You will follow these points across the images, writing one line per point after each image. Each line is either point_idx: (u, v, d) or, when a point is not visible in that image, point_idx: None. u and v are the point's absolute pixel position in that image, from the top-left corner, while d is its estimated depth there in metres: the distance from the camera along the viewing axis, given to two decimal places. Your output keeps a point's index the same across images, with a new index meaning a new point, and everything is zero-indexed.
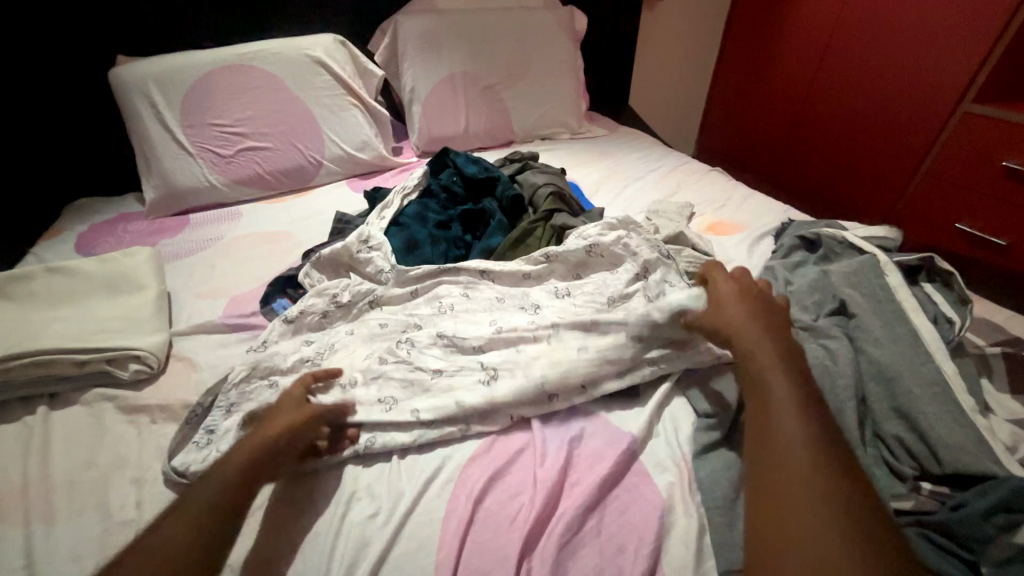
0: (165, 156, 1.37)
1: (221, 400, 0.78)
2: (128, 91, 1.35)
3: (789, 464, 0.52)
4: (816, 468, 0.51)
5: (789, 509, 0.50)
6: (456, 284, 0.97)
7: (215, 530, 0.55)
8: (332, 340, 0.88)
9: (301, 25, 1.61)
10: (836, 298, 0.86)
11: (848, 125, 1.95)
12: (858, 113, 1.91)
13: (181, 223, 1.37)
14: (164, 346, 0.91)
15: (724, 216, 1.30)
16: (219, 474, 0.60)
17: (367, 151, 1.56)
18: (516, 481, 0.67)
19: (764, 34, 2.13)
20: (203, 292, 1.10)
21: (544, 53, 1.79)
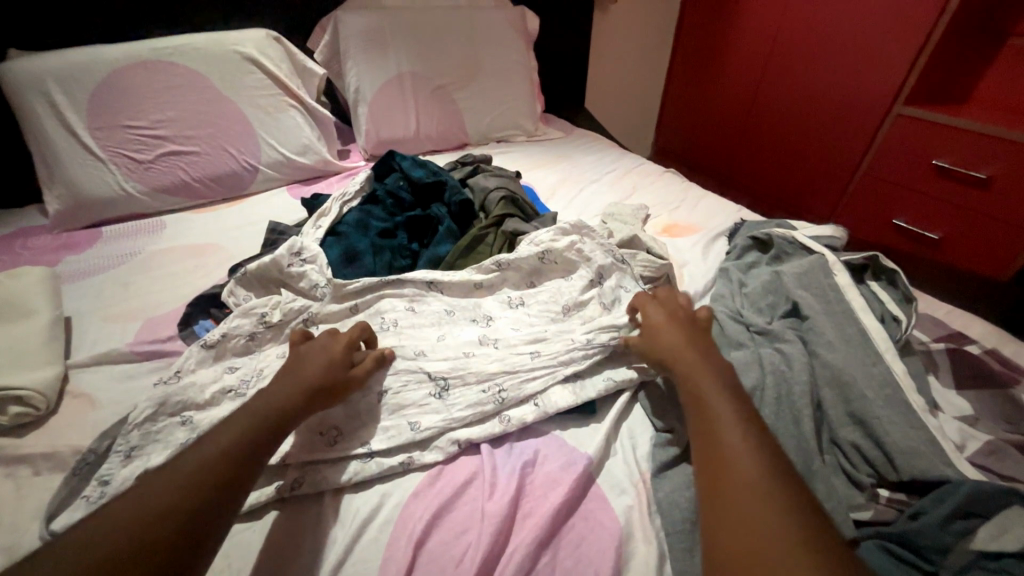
0: (69, 162, 1.22)
1: (119, 444, 0.67)
2: (21, 89, 1.19)
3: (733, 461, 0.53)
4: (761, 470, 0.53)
5: (735, 505, 0.51)
6: (400, 297, 0.89)
7: (195, 506, 0.50)
8: (260, 366, 0.78)
9: (230, 19, 1.49)
10: (789, 300, 0.85)
11: (793, 128, 2.01)
12: (801, 117, 1.98)
13: (91, 237, 1.21)
14: (56, 382, 0.78)
15: (679, 217, 1.29)
16: (204, 445, 0.56)
17: (309, 155, 1.46)
18: (462, 517, 0.60)
19: (713, 38, 2.17)
20: (111, 314, 0.97)
21: (496, 53, 1.74)
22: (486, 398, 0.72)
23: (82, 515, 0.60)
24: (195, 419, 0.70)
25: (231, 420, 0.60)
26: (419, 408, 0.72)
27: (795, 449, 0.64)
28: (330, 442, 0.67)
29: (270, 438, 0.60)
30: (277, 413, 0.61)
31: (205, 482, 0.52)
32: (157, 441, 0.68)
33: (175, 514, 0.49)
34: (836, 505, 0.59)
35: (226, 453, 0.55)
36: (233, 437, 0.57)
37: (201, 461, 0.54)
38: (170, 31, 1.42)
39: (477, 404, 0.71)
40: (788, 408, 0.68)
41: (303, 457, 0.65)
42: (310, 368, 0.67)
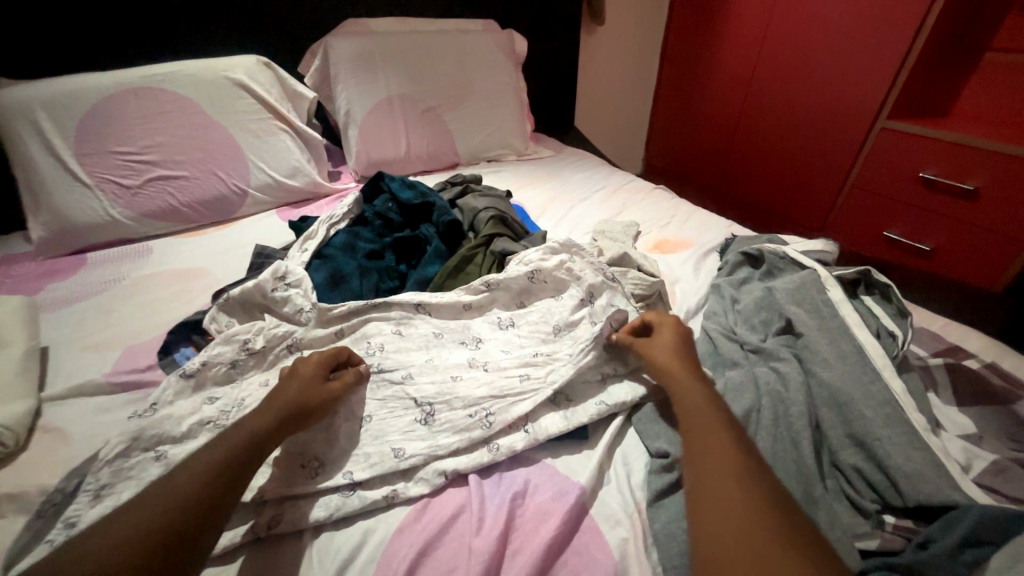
0: (54, 188, 1.20)
1: (88, 483, 0.63)
2: (8, 117, 1.19)
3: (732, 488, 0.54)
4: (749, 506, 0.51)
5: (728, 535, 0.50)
6: (387, 321, 0.86)
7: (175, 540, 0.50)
8: (242, 395, 0.76)
9: (220, 46, 1.50)
10: (783, 317, 0.83)
11: (780, 144, 2.04)
12: (787, 133, 2.00)
13: (74, 264, 1.19)
14: (27, 418, 0.75)
15: (670, 233, 1.29)
16: (182, 473, 0.55)
17: (298, 178, 1.46)
18: (449, 554, 0.57)
19: (698, 58, 2.22)
20: (90, 344, 0.94)
21: (485, 75, 1.77)
22: (473, 424, 0.70)
23: None
24: (169, 454, 0.67)
25: (210, 446, 0.59)
26: (404, 434, 0.70)
27: (795, 475, 0.61)
28: (310, 476, 0.65)
29: (246, 464, 0.59)
30: (256, 438, 0.61)
31: (178, 511, 0.52)
32: (129, 479, 0.64)
33: (143, 546, 0.48)
34: (840, 534, 0.56)
35: (202, 483, 0.55)
36: (212, 463, 0.57)
37: (177, 492, 0.53)
38: (160, 59, 1.43)
39: (466, 426, 0.69)
40: (786, 431, 0.66)
41: (280, 492, 0.62)
42: (290, 393, 0.66)
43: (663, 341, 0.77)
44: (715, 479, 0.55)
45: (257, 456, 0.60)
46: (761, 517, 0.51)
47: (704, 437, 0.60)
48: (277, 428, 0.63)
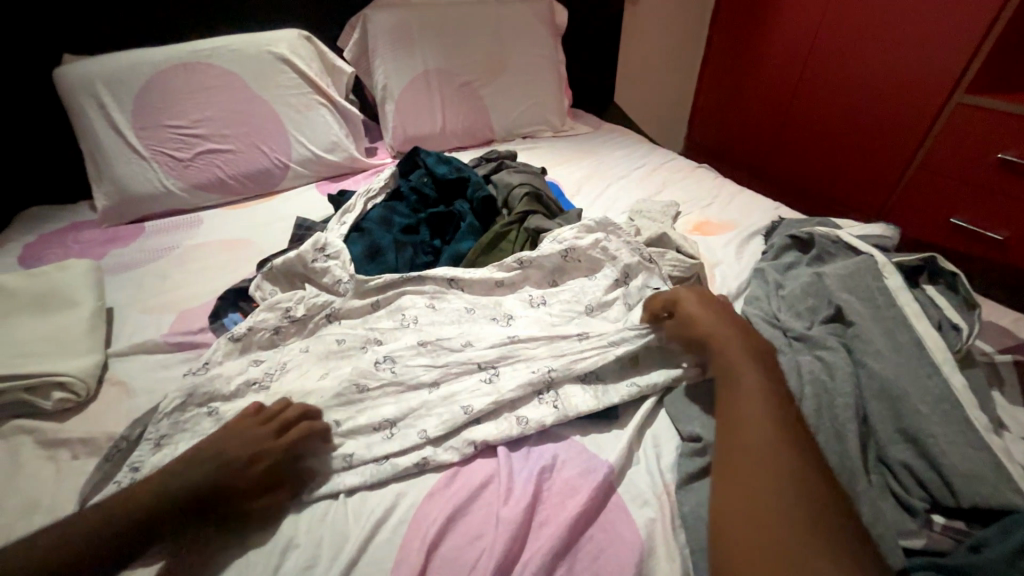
0: (115, 160, 1.28)
1: (150, 432, 0.69)
2: (74, 91, 1.26)
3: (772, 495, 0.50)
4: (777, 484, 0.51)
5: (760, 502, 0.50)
6: (420, 295, 0.88)
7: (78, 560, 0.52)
8: (284, 359, 0.79)
9: (263, 20, 1.53)
10: (832, 304, 0.78)
11: (840, 122, 1.89)
12: (849, 109, 1.85)
13: (134, 232, 1.27)
14: (96, 370, 0.82)
15: (712, 214, 1.23)
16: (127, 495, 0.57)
17: (337, 152, 1.48)
18: (476, 522, 0.59)
19: (751, 27, 2.07)
20: (149, 306, 1.01)
21: (524, 49, 1.72)
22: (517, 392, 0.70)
23: None
24: (220, 410, 0.72)
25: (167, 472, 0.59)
26: (472, 393, 0.71)
27: (837, 467, 0.59)
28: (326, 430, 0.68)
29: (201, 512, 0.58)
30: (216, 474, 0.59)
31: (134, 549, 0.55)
32: (185, 431, 0.70)
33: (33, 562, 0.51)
34: (885, 532, 0.54)
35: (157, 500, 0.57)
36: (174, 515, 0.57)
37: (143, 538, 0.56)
38: (207, 34, 1.47)
39: (530, 377, 0.72)
40: (829, 422, 0.63)
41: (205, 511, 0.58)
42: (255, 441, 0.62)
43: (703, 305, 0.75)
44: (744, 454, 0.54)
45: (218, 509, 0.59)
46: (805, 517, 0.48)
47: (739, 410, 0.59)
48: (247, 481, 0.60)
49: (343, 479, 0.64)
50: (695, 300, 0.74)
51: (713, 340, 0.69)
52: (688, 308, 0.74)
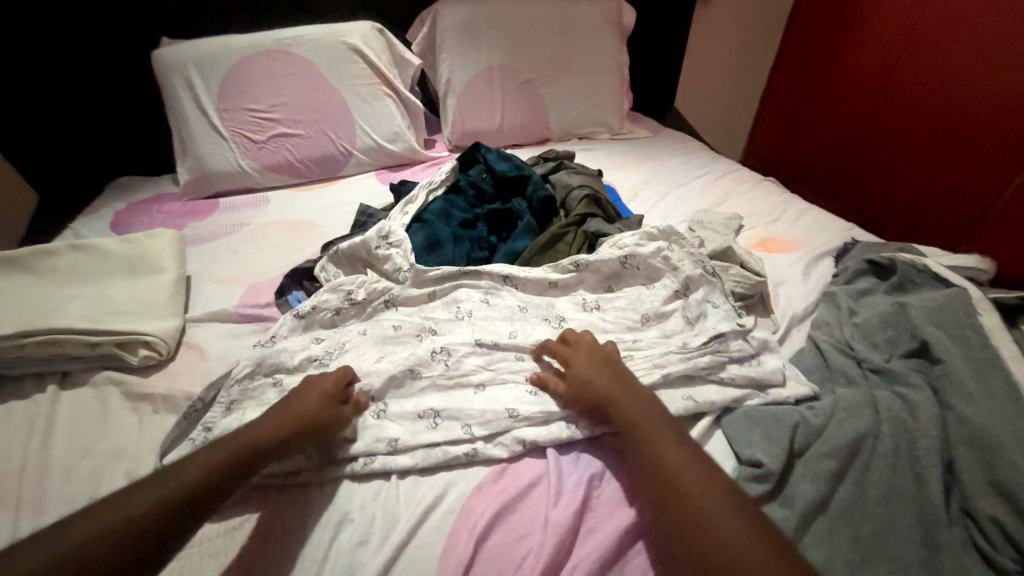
0: (199, 139, 1.37)
1: (222, 396, 0.73)
2: (169, 74, 1.37)
3: (713, 509, 0.53)
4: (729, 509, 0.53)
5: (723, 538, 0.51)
6: (476, 289, 0.89)
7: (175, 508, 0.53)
8: (343, 339, 0.82)
9: (338, 11, 1.58)
10: (915, 338, 0.75)
11: (924, 145, 1.74)
12: (936, 131, 1.70)
13: (211, 206, 1.36)
14: (176, 333, 0.88)
15: (778, 230, 1.18)
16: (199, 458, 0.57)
17: (398, 142, 1.51)
18: (523, 520, 0.60)
19: (832, 36, 1.94)
20: (222, 277, 1.08)
21: (589, 48, 1.70)
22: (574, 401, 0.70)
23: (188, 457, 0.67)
24: (285, 383, 0.76)
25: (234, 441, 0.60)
26: (516, 400, 0.72)
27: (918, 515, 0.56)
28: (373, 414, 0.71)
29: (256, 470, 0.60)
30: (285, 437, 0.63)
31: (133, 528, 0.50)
32: (254, 399, 0.74)
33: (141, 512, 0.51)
34: None
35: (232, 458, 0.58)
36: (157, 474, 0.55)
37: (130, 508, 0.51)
38: (287, 23, 1.55)
39: None
40: (908, 463, 0.62)
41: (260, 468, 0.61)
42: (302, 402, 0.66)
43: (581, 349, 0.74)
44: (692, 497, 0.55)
45: (216, 486, 0.56)
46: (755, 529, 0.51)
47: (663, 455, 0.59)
48: (270, 448, 0.61)
49: (392, 462, 0.66)
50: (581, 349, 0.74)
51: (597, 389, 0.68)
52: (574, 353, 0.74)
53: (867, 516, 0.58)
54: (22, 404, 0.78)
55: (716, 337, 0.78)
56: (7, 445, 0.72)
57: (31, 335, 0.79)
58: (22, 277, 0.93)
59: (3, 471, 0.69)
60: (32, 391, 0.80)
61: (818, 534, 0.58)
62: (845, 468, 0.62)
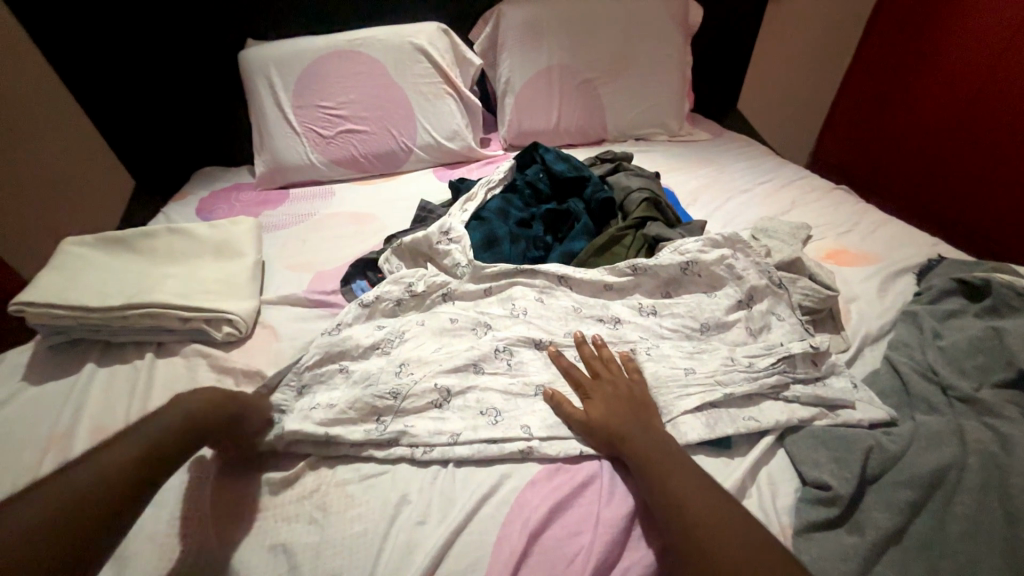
0: (276, 133, 1.47)
1: (293, 378, 0.79)
2: (253, 73, 1.48)
3: (714, 515, 0.55)
4: (711, 501, 0.56)
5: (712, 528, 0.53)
6: (532, 287, 0.90)
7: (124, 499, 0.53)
8: (403, 328, 0.85)
9: (407, 13, 1.64)
10: (1011, 366, 0.69)
11: None
12: None
13: (283, 197, 1.45)
14: (254, 313, 0.96)
15: (850, 243, 1.11)
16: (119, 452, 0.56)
17: (457, 140, 1.55)
18: (576, 518, 0.61)
19: (925, 41, 1.77)
20: (293, 264, 1.16)
21: (651, 48, 1.67)
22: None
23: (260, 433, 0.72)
24: (350, 368, 0.80)
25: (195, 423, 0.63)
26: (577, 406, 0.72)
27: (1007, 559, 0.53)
28: (436, 404, 0.73)
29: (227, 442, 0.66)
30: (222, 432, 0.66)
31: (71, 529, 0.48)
32: (322, 381, 0.79)
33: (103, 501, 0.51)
34: None
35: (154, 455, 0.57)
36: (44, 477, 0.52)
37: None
38: (358, 25, 1.62)
39: None
40: (1000, 502, 0.57)
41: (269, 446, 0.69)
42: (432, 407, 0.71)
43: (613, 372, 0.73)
44: (688, 488, 0.58)
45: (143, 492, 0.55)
46: (737, 527, 0.54)
47: (662, 456, 0.62)
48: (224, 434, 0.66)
49: (452, 451, 0.69)
50: (597, 361, 0.75)
51: (630, 402, 0.69)
52: (601, 375, 0.73)
53: (946, 553, 0.55)
54: (124, 368, 0.88)
55: (781, 353, 0.76)
56: (113, 404, 0.81)
57: (135, 307, 0.89)
58: (128, 255, 1.05)
59: (112, 426, 0.78)
60: (133, 357, 0.90)
61: (889, 567, 0.55)
62: (924, 500, 0.59)
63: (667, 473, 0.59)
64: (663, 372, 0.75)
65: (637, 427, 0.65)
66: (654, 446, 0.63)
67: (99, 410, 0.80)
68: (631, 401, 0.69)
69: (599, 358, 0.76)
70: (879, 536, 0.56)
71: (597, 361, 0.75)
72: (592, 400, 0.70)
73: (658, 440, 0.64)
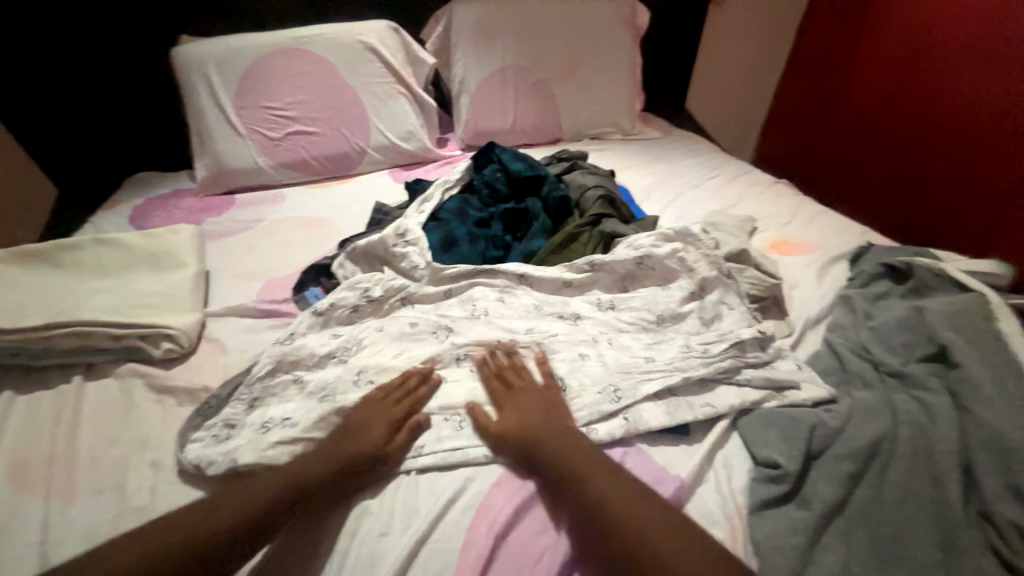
0: (217, 136, 1.39)
1: (244, 392, 0.75)
2: (189, 72, 1.39)
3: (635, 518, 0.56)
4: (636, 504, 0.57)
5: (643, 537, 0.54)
6: (492, 287, 0.90)
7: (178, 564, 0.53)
8: (360, 335, 0.82)
9: (355, 11, 1.60)
10: (932, 342, 0.75)
11: (937, 161, 1.62)
12: (950, 148, 1.58)
13: (228, 202, 1.37)
14: (197, 327, 0.90)
15: (792, 233, 1.17)
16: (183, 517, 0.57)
17: (412, 141, 1.52)
18: (543, 516, 0.61)
19: (847, 47, 1.88)
20: (240, 274, 1.09)
21: (602, 49, 1.70)
22: (590, 408, 0.70)
23: (210, 453, 0.68)
24: (304, 379, 0.76)
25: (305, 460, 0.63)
26: None
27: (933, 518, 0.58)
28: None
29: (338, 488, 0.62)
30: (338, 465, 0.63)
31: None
32: (275, 394, 0.75)
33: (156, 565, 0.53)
34: None
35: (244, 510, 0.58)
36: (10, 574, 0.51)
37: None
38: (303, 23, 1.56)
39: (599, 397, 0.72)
40: (927, 468, 0.62)
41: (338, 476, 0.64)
42: (374, 428, 0.66)
43: (517, 376, 0.73)
44: (611, 494, 0.58)
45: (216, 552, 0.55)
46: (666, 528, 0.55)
47: (584, 461, 0.62)
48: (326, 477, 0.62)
49: (413, 458, 0.67)
50: (500, 366, 0.75)
51: (535, 406, 0.69)
52: (510, 380, 0.73)
53: (884, 518, 0.59)
54: (47, 395, 0.80)
55: (732, 340, 0.79)
56: (34, 435, 0.74)
57: (59, 327, 0.81)
58: (49, 270, 0.95)
59: (34, 459, 0.70)
60: (57, 381, 0.82)
61: (834, 536, 0.58)
62: (862, 471, 0.63)
63: (592, 481, 0.60)
64: (623, 364, 0.76)
65: (550, 431, 0.66)
66: (567, 451, 0.63)
67: (18, 442, 0.73)
68: (539, 405, 0.69)
69: (503, 363, 0.75)
70: (824, 508, 0.60)
71: (501, 366, 0.75)
72: (503, 409, 0.70)
73: (566, 442, 0.64)
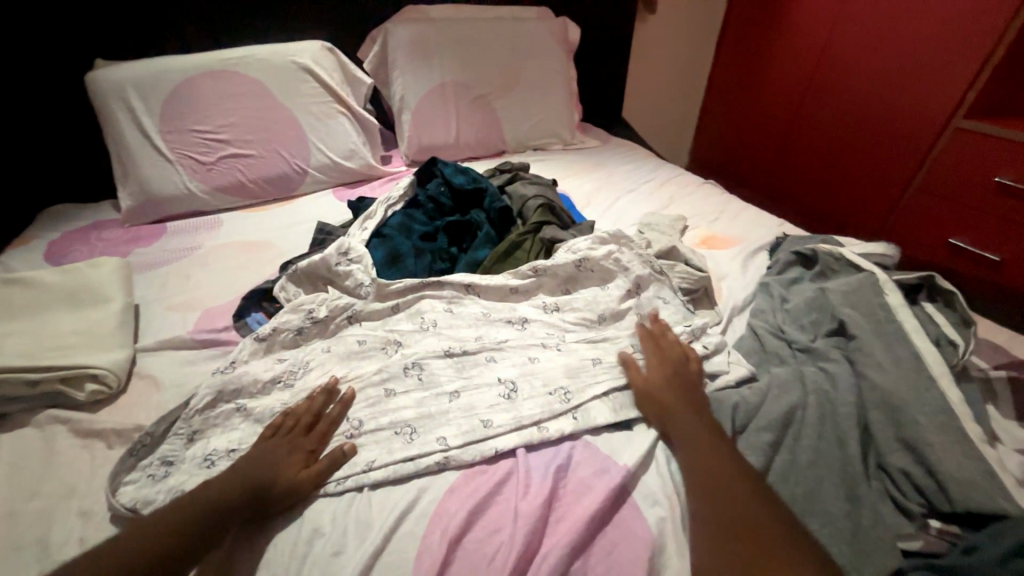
0: (142, 162, 1.32)
1: (182, 427, 0.72)
2: (106, 96, 1.31)
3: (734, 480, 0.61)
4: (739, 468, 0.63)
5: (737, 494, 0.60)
6: (439, 299, 0.92)
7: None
8: (307, 358, 0.81)
9: (286, 31, 1.58)
10: (835, 318, 0.84)
11: (846, 155, 1.89)
12: (855, 143, 1.85)
13: (158, 231, 1.31)
14: (126, 363, 0.85)
15: (719, 229, 1.27)
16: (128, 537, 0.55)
17: (354, 159, 1.52)
18: (494, 517, 0.62)
19: (759, 56, 2.09)
20: (174, 304, 1.04)
21: (538, 64, 1.78)
22: (540, 408, 0.74)
23: (147, 493, 0.65)
24: (248, 407, 0.74)
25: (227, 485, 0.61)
26: (491, 408, 0.75)
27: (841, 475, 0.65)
28: (347, 435, 0.71)
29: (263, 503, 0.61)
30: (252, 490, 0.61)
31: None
32: (217, 425, 0.73)
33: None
34: (884, 536, 0.60)
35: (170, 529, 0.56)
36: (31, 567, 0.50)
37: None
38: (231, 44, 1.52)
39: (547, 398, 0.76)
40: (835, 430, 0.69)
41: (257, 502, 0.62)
42: (286, 458, 0.66)
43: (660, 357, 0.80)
44: (716, 458, 0.64)
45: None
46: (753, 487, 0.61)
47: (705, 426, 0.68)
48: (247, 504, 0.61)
49: (365, 475, 0.67)
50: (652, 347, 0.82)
51: (678, 377, 0.76)
52: (653, 356, 0.80)
53: (801, 480, 0.65)
54: None
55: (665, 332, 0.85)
56: None
57: None
58: None
59: None
60: None
61: None
62: (781, 439, 0.69)
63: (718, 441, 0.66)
64: (567, 364, 0.81)
65: (685, 399, 0.73)
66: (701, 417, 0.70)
67: None
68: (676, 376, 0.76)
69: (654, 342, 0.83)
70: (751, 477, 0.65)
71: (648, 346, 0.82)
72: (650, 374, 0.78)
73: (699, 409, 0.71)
